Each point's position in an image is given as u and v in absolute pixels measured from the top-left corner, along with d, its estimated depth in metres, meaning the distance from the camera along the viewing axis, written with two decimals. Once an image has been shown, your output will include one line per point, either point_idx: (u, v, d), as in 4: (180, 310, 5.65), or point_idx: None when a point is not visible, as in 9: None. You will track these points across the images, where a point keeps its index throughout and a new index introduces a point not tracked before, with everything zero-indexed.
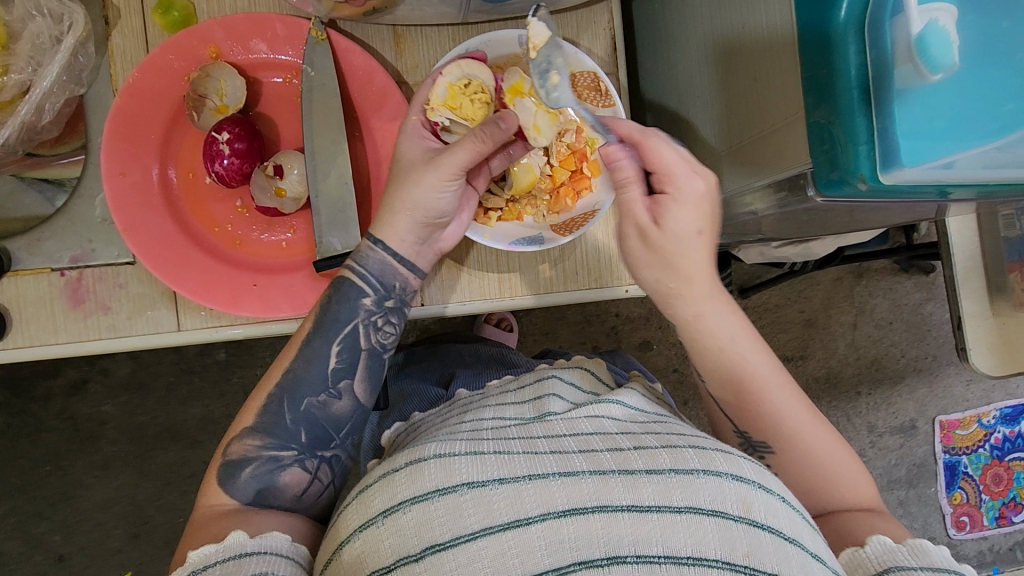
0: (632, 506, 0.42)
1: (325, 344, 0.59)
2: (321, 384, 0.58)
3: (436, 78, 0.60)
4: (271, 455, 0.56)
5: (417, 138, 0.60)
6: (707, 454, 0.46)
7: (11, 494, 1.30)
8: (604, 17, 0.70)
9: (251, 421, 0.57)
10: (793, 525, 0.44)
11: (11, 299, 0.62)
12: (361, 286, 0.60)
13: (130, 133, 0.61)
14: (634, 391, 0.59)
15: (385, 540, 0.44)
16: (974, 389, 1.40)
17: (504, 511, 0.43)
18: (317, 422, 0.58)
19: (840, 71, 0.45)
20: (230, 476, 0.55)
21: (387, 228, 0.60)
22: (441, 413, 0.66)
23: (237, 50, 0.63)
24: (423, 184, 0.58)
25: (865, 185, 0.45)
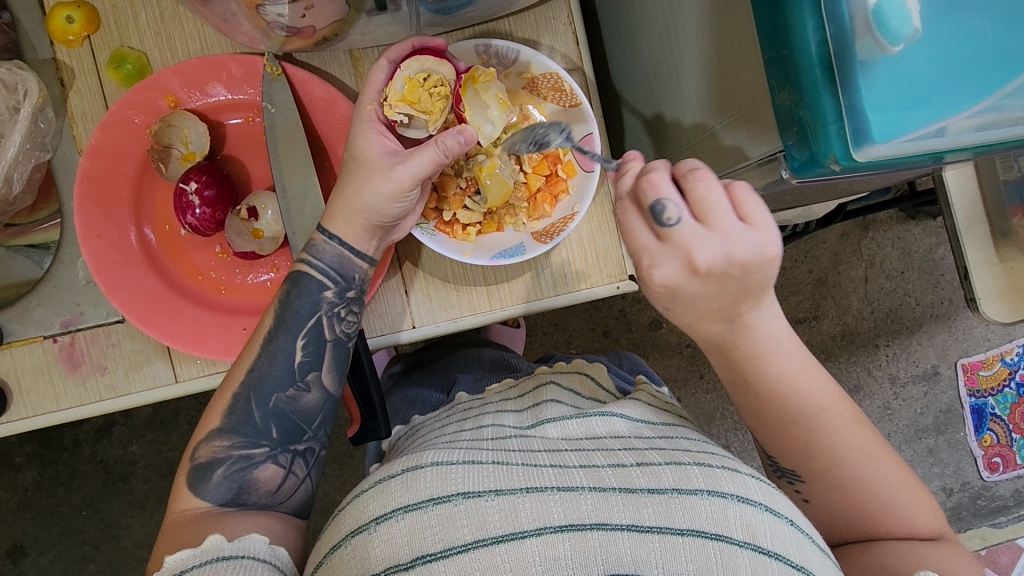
0: (632, 525, 0.42)
1: (290, 339, 0.59)
2: (288, 378, 0.59)
3: (393, 73, 0.60)
4: (241, 454, 0.57)
5: (375, 134, 0.59)
6: (712, 475, 0.46)
7: (55, 541, 1.33)
8: (563, 11, 0.69)
9: (217, 422, 0.58)
10: (801, 552, 0.43)
11: (10, 372, 0.63)
12: (319, 279, 0.60)
13: (102, 196, 0.61)
14: (639, 403, 0.60)
15: (376, 547, 0.44)
16: (995, 329, 1.37)
17: (498, 523, 0.42)
18: (287, 417, 0.59)
19: (801, 51, 0.43)
20: (202, 479, 0.56)
21: (341, 227, 0.59)
22: (440, 417, 0.65)
23: (194, 95, 0.62)
24: (372, 187, 0.57)
25: (838, 166, 0.44)
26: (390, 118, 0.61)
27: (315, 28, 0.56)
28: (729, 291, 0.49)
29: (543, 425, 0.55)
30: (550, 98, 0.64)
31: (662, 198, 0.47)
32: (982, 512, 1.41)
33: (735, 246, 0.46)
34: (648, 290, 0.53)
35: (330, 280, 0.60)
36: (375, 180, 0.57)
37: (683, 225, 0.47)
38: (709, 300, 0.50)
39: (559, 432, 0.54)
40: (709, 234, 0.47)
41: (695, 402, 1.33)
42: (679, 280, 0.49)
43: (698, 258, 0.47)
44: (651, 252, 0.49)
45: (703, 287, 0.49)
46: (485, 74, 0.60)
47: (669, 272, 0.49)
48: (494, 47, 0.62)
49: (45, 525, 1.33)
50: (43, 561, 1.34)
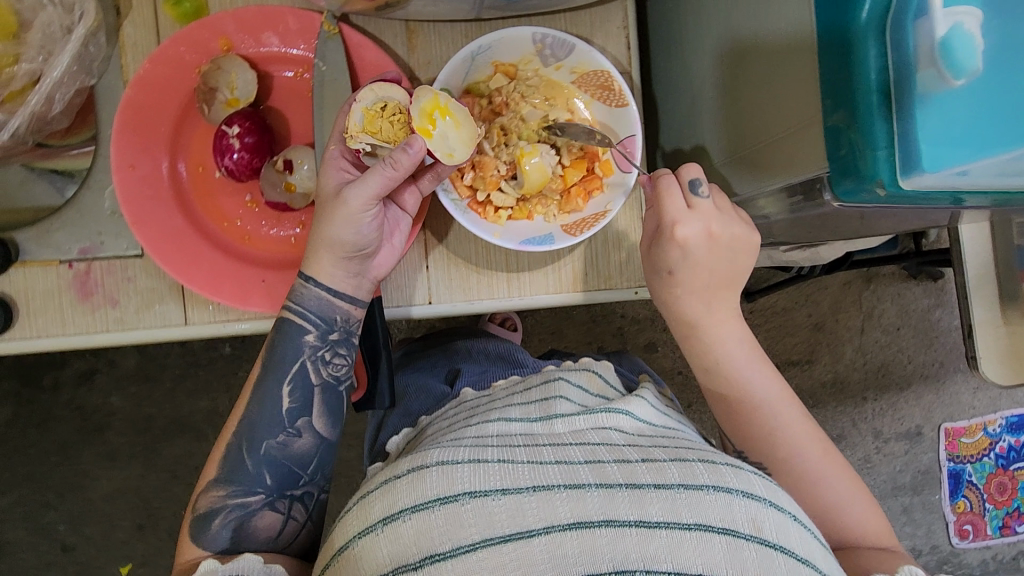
0: (639, 521, 0.42)
1: (276, 385, 0.60)
2: (278, 424, 0.60)
3: (350, 104, 0.59)
4: (237, 502, 0.58)
5: (335, 169, 0.59)
6: (717, 470, 0.46)
7: (19, 483, 1.31)
8: (619, 16, 0.70)
9: (215, 473, 0.59)
10: (805, 545, 0.43)
11: (20, 290, 0.62)
12: (299, 324, 0.60)
13: (141, 126, 0.61)
14: (644, 400, 0.58)
15: (383, 549, 0.43)
16: (981, 397, 1.39)
17: (505, 522, 0.42)
18: (281, 462, 0.59)
19: (860, 75, 0.44)
20: (202, 529, 0.57)
21: (317, 266, 0.59)
22: (448, 416, 0.65)
23: (248, 42, 0.62)
24: (338, 219, 0.57)
25: (883, 191, 0.45)
26: (354, 151, 0.60)
27: None
28: (718, 266, 0.57)
29: (551, 420, 0.53)
30: (597, 96, 0.65)
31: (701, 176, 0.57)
32: None
33: (736, 227, 0.56)
34: (657, 252, 0.58)
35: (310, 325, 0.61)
36: (334, 209, 0.57)
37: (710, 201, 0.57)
38: (708, 270, 0.57)
39: (565, 428, 0.53)
40: (727, 211, 0.57)
41: None
42: (695, 241, 0.56)
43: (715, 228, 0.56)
44: (681, 212, 0.56)
45: (707, 254, 0.57)
46: (443, 100, 0.60)
47: (694, 230, 0.55)
48: (550, 39, 0.62)
49: (12, 465, 1.31)
50: (3, 502, 1.31)
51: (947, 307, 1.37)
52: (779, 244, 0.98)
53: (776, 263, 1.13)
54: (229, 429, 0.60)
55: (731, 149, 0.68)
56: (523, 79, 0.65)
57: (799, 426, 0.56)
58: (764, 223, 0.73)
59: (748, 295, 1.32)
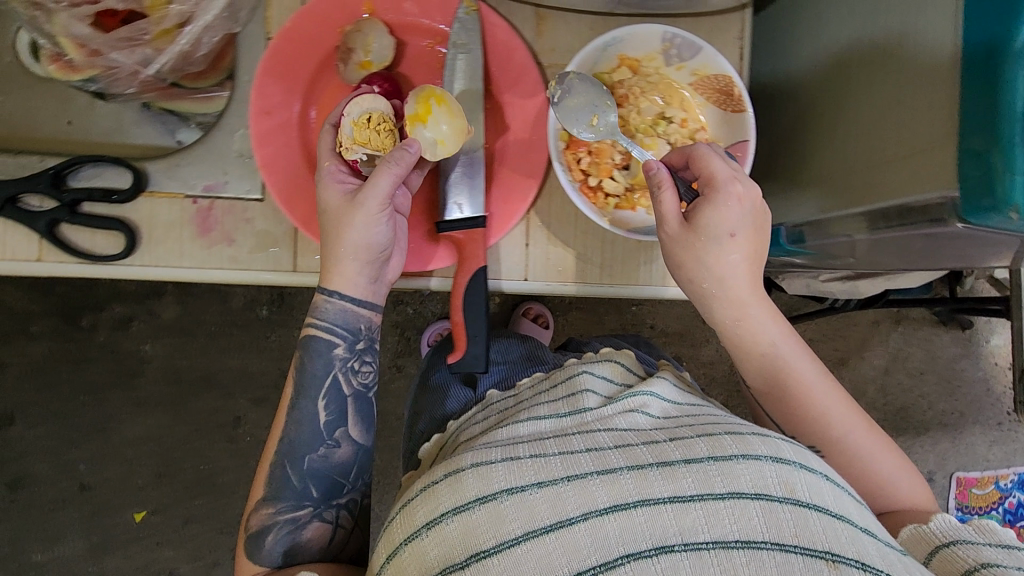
0: (674, 497, 0.43)
1: (311, 402, 0.62)
2: (318, 438, 0.62)
3: (339, 119, 0.61)
4: (286, 517, 0.60)
5: (335, 181, 0.61)
6: (743, 440, 0.46)
7: (45, 418, 1.32)
8: (736, 27, 0.72)
9: (262, 491, 0.61)
10: (839, 503, 0.44)
11: (144, 218, 0.64)
12: (328, 339, 0.63)
13: (283, 74, 0.64)
14: (667, 381, 0.59)
15: (431, 552, 0.45)
16: (996, 451, 1.40)
17: (546, 513, 0.44)
18: (326, 474, 0.62)
19: (1008, 103, 0.46)
20: (257, 547, 0.60)
21: (340, 278, 0.62)
22: (477, 418, 0.62)
23: (391, 8, 0.65)
24: (355, 224, 0.59)
25: (1016, 217, 0.47)
26: (349, 162, 0.63)
27: None
28: (761, 229, 0.58)
29: (582, 413, 0.53)
30: (714, 99, 0.67)
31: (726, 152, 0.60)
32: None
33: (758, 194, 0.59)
34: (716, 215, 0.56)
35: (338, 338, 0.63)
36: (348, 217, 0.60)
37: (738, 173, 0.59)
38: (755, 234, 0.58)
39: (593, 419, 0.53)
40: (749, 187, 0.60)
41: None
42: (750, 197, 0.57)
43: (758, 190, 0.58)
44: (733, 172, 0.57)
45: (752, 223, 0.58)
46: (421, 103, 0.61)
47: (749, 188, 0.57)
48: (679, 39, 0.64)
49: (40, 399, 1.32)
50: (27, 435, 1.32)
51: (972, 358, 1.39)
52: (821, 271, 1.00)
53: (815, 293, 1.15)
54: (271, 447, 0.63)
55: (823, 167, 0.70)
56: (644, 75, 0.68)
57: (842, 404, 0.58)
58: (841, 247, 0.74)
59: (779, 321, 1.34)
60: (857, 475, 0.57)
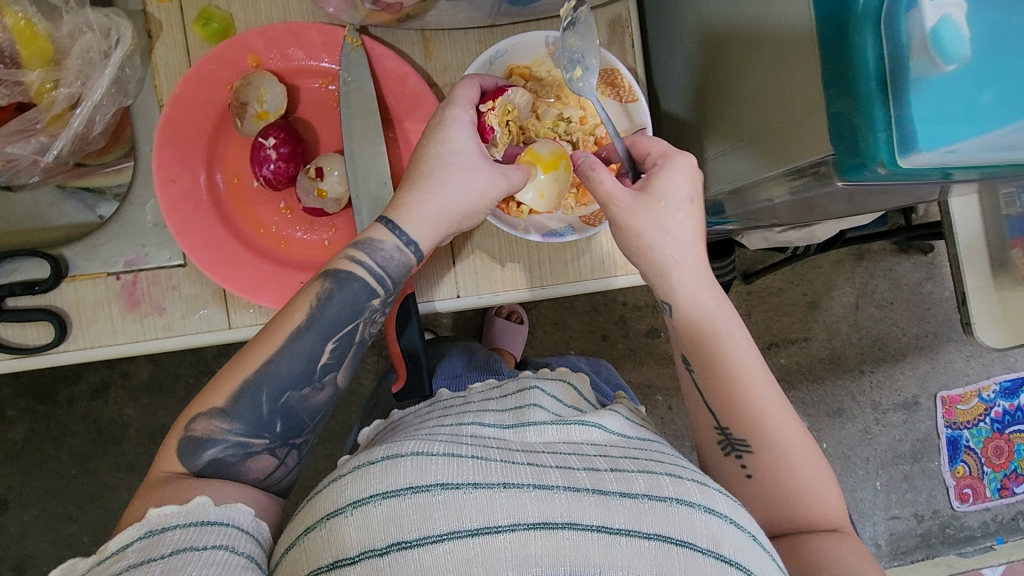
0: (603, 527, 0.45)
1: (320, 340, 0.59)
2: (305, 377, 0.59)
3: (503, 88, 0.65)
4: (238, 440, 0.57)
5: (466, 131, 0.61)
6: (682, 484, 0.49)
7: (39, 497, 1.32)
8: (621, 16, 0.73)
9: (221, 402, 0.57)
10: (759, 563, 0.48)
11: (72, 304, 0.65)
12: (371, 284, 0.60)
13: (180, 140, 0.64)
14: (619, 415, 0.61)
15: (352, 533, 0.45)
16: (973, 364, 1.44)
17: (474, 517, 0.44)
18: (294, 413, 0.60)
19: (858, 65, 0.48)
20: (192, 452, 0.56)
21: (414, 227, 0.61)
22: (422, 412, 0.63)
23: (276, 57, 0.66)
24: (462, 182, 0.60)
25: (884, 170, 0.49)
26: (483, 125, 0.64)
27: (403, 6, 0.60)
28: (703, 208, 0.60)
29: (524, 427, 0.55)
30: (607, 93, 0.69)
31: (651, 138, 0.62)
32: (949, 541, 1.46)
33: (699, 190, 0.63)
34: (663, 177, 0.58)
35: (380, 287, 0.61)
36: (465, 176, 0.60)
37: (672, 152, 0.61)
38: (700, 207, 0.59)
39: (537, 437, 0.54)
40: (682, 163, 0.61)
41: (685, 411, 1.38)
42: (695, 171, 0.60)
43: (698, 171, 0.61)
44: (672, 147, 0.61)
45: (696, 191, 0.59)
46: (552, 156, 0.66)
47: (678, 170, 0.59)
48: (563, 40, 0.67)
49: (30, 480, 1.31)
50: (25, 517, 1.32)
51: (937, 279, 1.42)
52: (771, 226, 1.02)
53: (772, 244, 1.17)
54: (249, 363, 0.58)
55: (734, 137, 0.73)
56: (537, 79, 0.69)
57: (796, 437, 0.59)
58: (767, 208, 0.76)
59: (747, 276, 1.35)
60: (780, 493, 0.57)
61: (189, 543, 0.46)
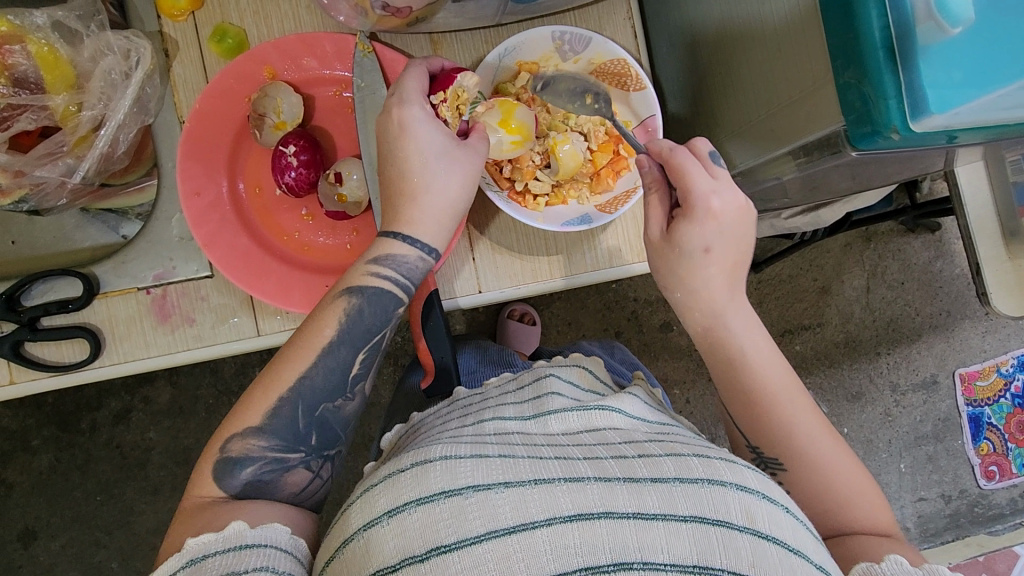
0: (637, 513, 0.45)
1: (353, 352, 0.61)
2: (338, 389, 0.61)
3: (456, 73, 0.64)
4: (275, 456, 0.59)
5: (427, 124, 0.61)
6: (712, 465, 0.49)
7: (68, 525, 1.33)
8: (623, 8, 0.74)
9: (256, 421, 0.58)
10: (797, 536, 0.46)
11: (104, 320, 0.67)
12: (395, 294, 0.62)
13: (202, 154, 0.66)
14: (636, 399, 0.61)
15: (390, 541, 0.46)
16: (990, 340, 1.43)
17: (509, 514, 0.45)
18: (329, 424, 0.61)
19: (864, 35, 0.49)
20: (229, 472, 0.57)
21: (419, 228, 0.62)
22: (442, 412, 0.64)
23: (290, 68, 0.67)
24: (450, 176, 0.62)
25: (897, 136, 0.50)
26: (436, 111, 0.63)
27: (413, 9, 0.61)
28: (743, 240, 0.59)
29: (546, 417, 0.56)
30: (615, 82, 0.70)
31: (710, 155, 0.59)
32: (979, 520, 1.45)
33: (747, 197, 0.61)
34: (691, 228, 0.58)
35: (403, 293, 0.63)
36: (453, 172, 0.62)
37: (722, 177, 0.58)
38: (735, 242, 0.59)
39: (560, 425, 0.55)
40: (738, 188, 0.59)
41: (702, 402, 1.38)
42: (727, 211, 0.58)
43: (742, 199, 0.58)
44: (713, 183, 0.57)
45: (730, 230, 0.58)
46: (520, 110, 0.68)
47: (725, 200, 0.57)
48: (569, 35, 0.68)
49: (58, 509, 1.32)
50: (54, 546, 1.33)
51: (947, 257, 1.42)
52: (780, 210, 1.03)
53: (780, 231, 1.18)
54: (282, 381, 0.59)
55: (741, 120, 0.75)
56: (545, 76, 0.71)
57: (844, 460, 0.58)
58: (775, 187, 0.77)
59: (756, 265, 1.36)
60: (811, 465, 0.57)
61: (231, 566, 0.47)
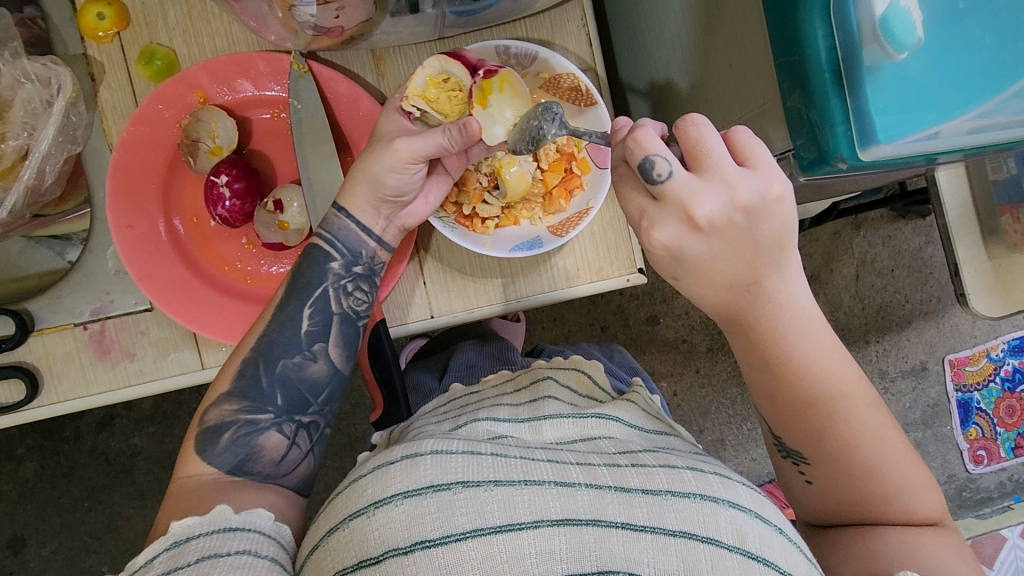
0: (626, 524, 0.42)
1: (299, 307, 0.62)
2: (296, 346, 0.61)
3: (415, 68, 0.62)
4: (248, 417, 0.58)
5: (393, 117, 0.62)
6: (704, 479, 0.47)
7: (57, 532, 1.32)
8: (577, 15, 0.70)
9: (227, 386, 0.59)
10: (789, 559, 0.44)
11: (40, 358, 0.65)
12: (325, 249, 0.63)
13: (132, 186, 0.64)
14: (634, 408, 0.60)
15: (374, 531, 0.43)
16: (981, 325, 1.41)
17: (497, 513, 0.42)
18: (294, 384, 0.61)
19: (811, 57, 0.45)
20: (210, 442, 0.57)
21: (348, 198, 0.63)
22: (438, 411, 0.62)
23: (223, 91, 0.64)
24: (382, 162, 0.60)
25: (845, 165, 0.46)
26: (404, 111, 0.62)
27: (344, 29, 0.58)
28: (743, 240, 0.48)
29: (539, 423, 0.54)
30: (567, 97, 0.67)
31: (649, 154, 0.47)
32: (967, 504, 1.45)
33: (735, 192, 0.46)
34: (653, 258, 0.52)
35: (337, 252, 0.63)
36: (380, 153, 0.60)
37: (673, 180, 0.46)
38: (717, 263, 0.49)
39: (553, 433, 0.53)
40: (706, 184, 0.46)
41: (690, 393, 1.37)
42: (679, 240, 0.48)
43: (697, 214, 0.47)
44: (647, 212, 0.49)
45: (709, 243, 0.48)
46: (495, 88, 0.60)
47: (669, 232, 0.48)
48: (514, 49, 0.65)
49: (45, 516, 1.32)
50: (44, 552, 1.32)
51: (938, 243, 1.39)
52: None
53: None
54: (243, 348, 0.61)
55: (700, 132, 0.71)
56: None
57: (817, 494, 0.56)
58: None
59: None
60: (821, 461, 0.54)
61: (213, 549, 0.46)
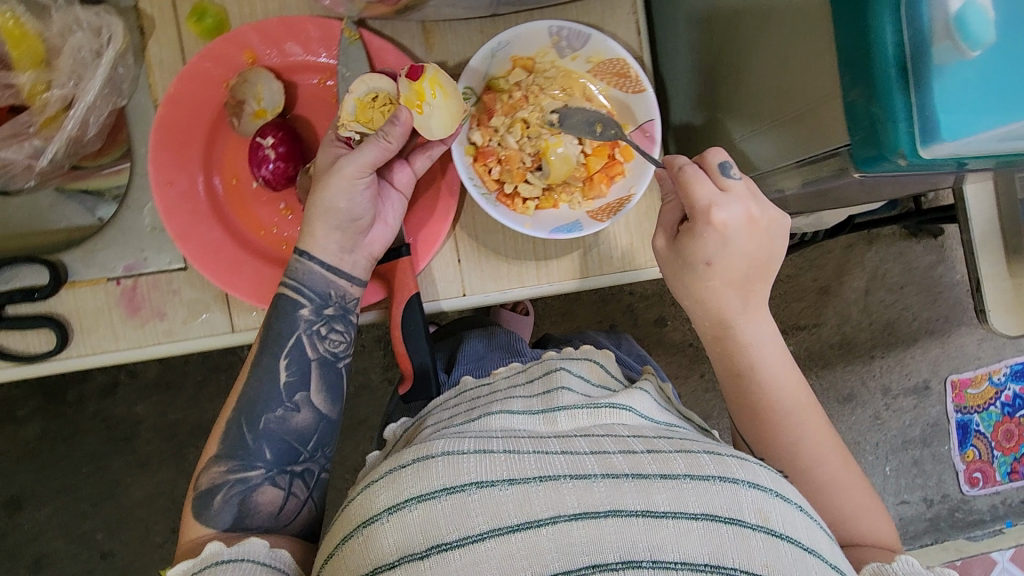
0: (646, 511, 0.42)
1: (274, 359, 0.62)
2: (275, 400, 0.62)
3: (344, 95, 0.63)
4: (237, 477, 0.59)
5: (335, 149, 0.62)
6: (722, 462, 0.46)
7: (53, 496, 1.32)
8: (628, 3, 0.70)
9: (216, 448, 0.61)
10: (811, 536, 0.44)
11: (71, 309, 0.65)
12: (292, 298, 0.63)
13: (175, 143, 0.63)
14: (646, 395, 0.59)
15: (388, 538, 0.43)
16: (986, 347, 1.41)
17: (513, 512, 0.42)
18: (280, 437, 0.61)
19: (878, 51, 0.45)
20: (204, 505, 0.58)
21: (308, 242, 0.62)
22: (449, 406, 0.61)
23: (272, 53, 0.64)
24: (332, 189, 0.60)
25: (904, 161, 0.46)
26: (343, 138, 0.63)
27: None
28: (766, 246, 0.57)
29: (554, 413, 0.52)
30: (614, 83, 0.67)
31: (727, 159, 0.57)
32: (959, 525, 1.45)
33: (771, 209, 0.57)
34: (691, 246, 0.57)
35: (304, 298, 0.63)
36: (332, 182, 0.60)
37: (740, 182, 0.56)
38: (745, 258, 0.57)
39: (569, 423, 0.51)
40: (755, 194, 0.57)
41: (693, 397, 1.37)
42: (733, 226, 0.55)
43: (752, 210, 0.56)
44: (716, 195, 0.55)
45: (747, 238, 0.56)
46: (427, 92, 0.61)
47: (733, 213, 0.55)
48: (566, 30, 0.65)
49: (43, 478, 1.31)
50: (39, 515, 1.32)
51: (949, 263, 1.39)
52: None
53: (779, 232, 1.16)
54: (235, 398, 0.62)
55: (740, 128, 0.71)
56: (540, 71, 0.68)
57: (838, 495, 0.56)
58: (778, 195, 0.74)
59: None
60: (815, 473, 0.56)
61: None
